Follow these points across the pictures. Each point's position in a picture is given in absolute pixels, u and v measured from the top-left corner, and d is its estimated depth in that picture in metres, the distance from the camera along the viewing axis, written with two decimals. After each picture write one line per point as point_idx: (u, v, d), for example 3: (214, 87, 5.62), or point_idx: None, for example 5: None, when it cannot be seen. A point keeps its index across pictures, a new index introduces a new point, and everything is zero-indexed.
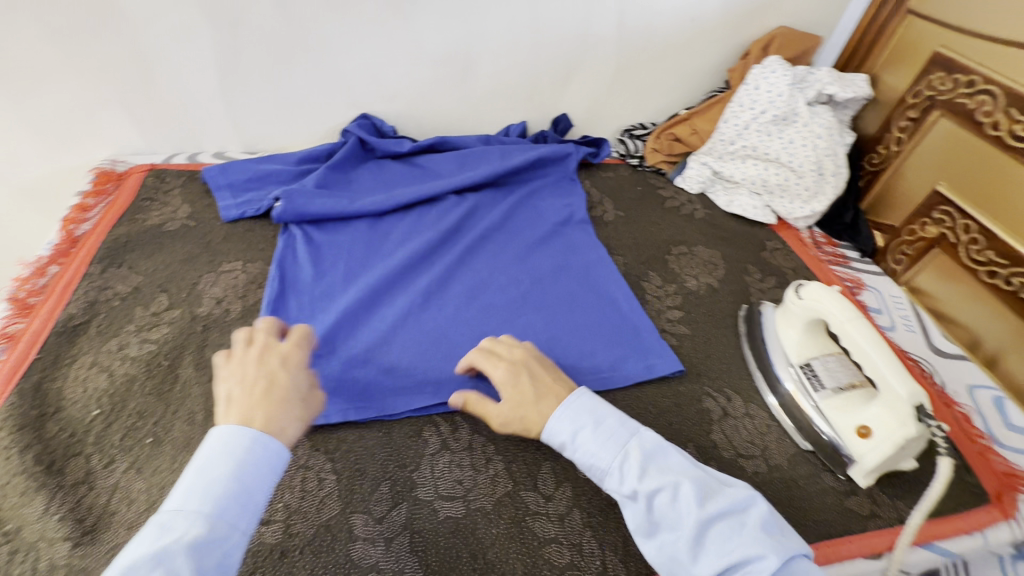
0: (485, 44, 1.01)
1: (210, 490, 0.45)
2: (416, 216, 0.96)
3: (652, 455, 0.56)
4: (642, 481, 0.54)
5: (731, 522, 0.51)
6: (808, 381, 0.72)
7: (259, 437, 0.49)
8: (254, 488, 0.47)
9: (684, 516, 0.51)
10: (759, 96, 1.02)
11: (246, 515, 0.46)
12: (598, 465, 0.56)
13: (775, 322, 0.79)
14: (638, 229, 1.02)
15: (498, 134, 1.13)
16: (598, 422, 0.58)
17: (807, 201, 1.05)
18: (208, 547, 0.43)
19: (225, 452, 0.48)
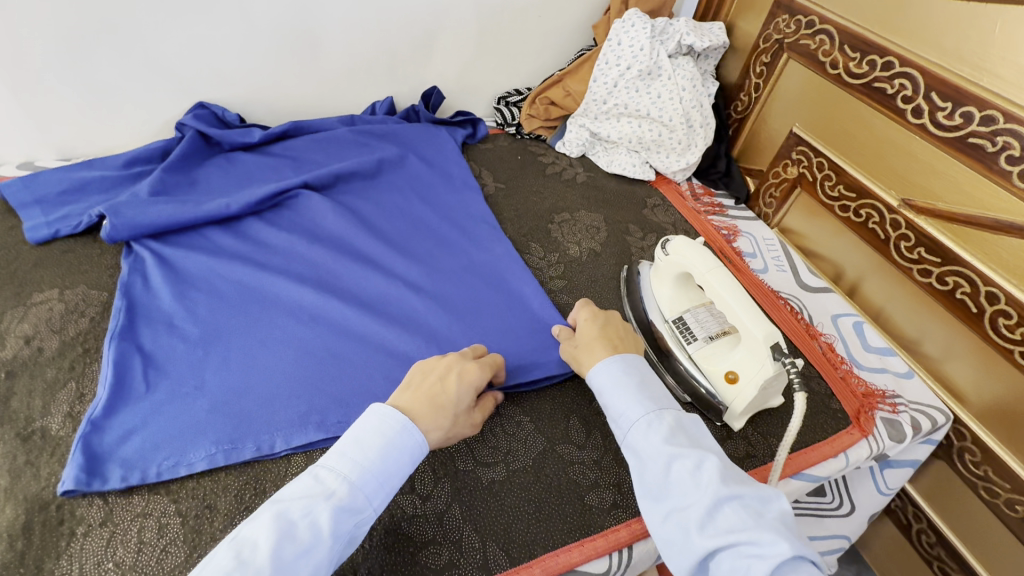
0: (325, 13, 0.91)
1: (367, 464, 0.52)
2: (279, 214, 0.87)
3: (688, 425, 0.58)
4: (667, 448, 0.54)
5: (752, 505, 0.50)
6: (680, 334, 0.72)
7: (407, 426, 0.54)
8: (395, 469, 0.53)
9: (701, 484, 0.51)
10: (623, 52, 1.00)
11: (381, 493, 0.52)
12: (628, 415, 0.59)
13: (649, 282, 0.79)
14: (520, 200, 0.99)
15: (362, 114, 1.04)
16: (644, 382, 0.61)
17: (682, 154, 1.06)
18: (347, 514, 0.49)
19: (379, 431, 0.54)
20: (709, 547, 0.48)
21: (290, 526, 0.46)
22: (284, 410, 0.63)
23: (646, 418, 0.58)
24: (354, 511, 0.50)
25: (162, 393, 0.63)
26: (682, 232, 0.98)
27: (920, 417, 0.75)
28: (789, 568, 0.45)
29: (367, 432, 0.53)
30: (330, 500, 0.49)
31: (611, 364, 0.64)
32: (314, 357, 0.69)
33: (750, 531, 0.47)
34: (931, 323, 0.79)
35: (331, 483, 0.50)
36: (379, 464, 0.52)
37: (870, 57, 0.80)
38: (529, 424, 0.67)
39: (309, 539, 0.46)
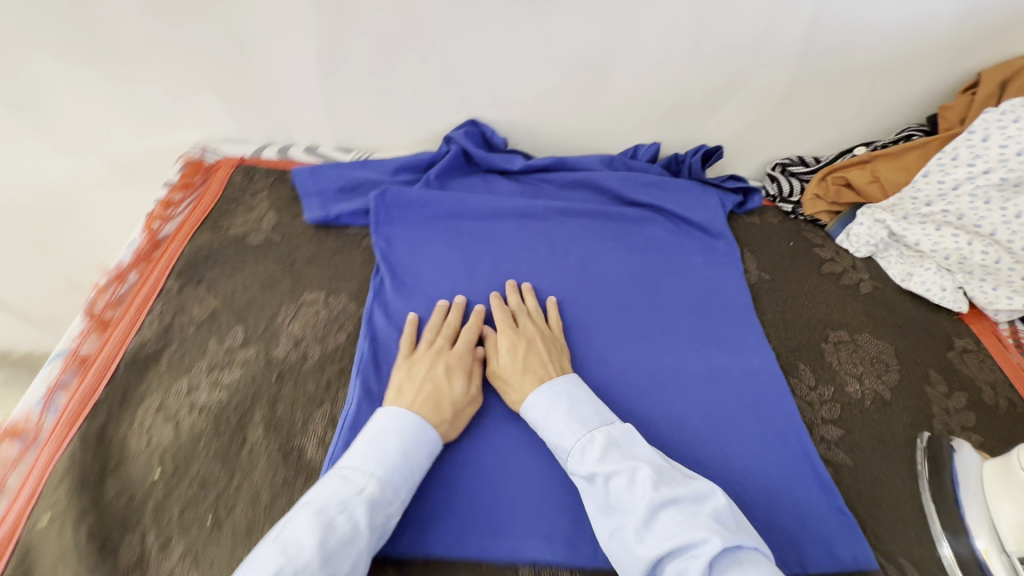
0: (630, 48, 0.82)
1: (388, 459, 0.54)
2: (524, 259, 0.82)
3: (619, 440, 0.56)
4: (601, 463, 0.53)
5: (683, 512, 0.49)
6: None
7: (419, 423, 0.58)
8: (417, 458, 0.56)
9: (637, 498, 0.50)
10: (985, 151, 0.77)
11: (405, 486, 0.54)
12: (563, 446, 0.57)
13: (983, 471, 0.59)
14: (784, 300, 0.83)
15: (623, 155, 0.95)
16: (574, 405, 0.60)
17: (1019, 291, 0.80)
18: (378, 507, 0.51)
19: (384, 431, 0.56)
20: (657, 559, 0.47)
21: (327, 517, 0.47)
22: (508, 513, 0.59)
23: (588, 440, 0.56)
24: (384, 504, 0.51)
25: None
26: (1003, 399, 0.74)
27: None
28: (726, 562, 0.46)
29: (388, 430, 0.56)
30: (362, 495, 0.50)
31: (553, 387, 0.62)
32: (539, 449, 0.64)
33: (688, 533, 0.47)
34: None
35: (361, 479, 0.51)
36: (400, 459, 0.54)
37: None
38: None
39: (348, 532, 0.47)
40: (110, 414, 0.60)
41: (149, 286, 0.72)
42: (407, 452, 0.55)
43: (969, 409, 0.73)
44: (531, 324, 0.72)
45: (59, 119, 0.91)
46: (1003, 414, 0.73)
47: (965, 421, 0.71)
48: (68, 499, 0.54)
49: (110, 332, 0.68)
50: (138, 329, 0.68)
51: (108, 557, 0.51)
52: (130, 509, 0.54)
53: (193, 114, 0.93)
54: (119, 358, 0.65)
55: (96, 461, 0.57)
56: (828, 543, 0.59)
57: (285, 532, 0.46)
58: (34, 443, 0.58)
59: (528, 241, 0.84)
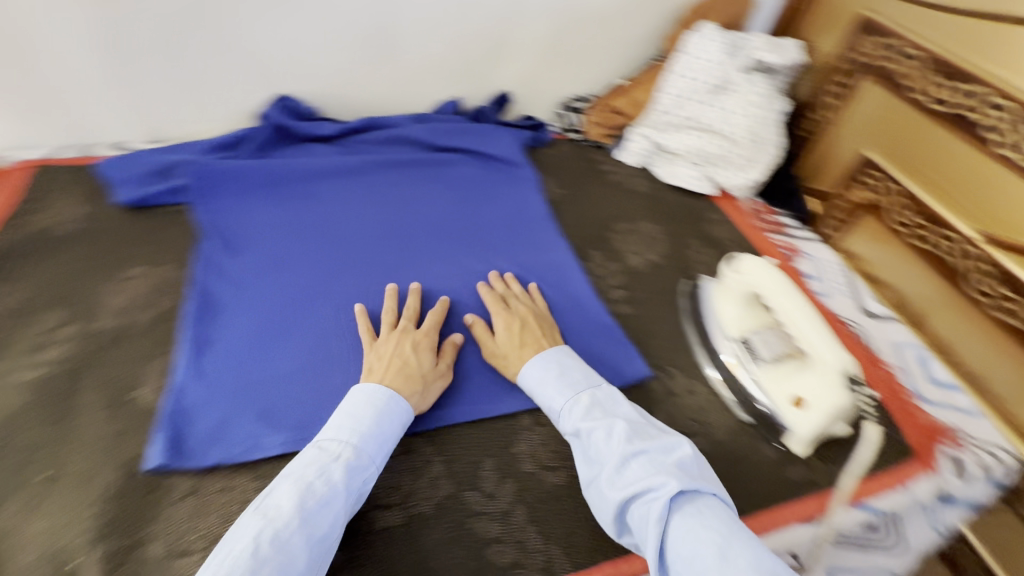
0: (406, 12, 0.94)
1: (361, 427, 0.58)
2: (349, 207, 0.90)
3: (602, 400, 0.65)
4: (587, 425, 0.61)
5: (660, 459, 0.57)
6: (746, 353, 0.73)
7: (393, 395, 0.61)
8: (388, 429, 0.59)
9: (618, 453, 0.58)
10: (695, 65, 1.00)
11: (380, 451, 0.58)
12: (324, 451, 0.55)
13: (712, 298, 0.81)
14: (579, 207, 1.00)
15: (431, 113, 1.07)
16: (353, 411, 0.59)
17: (745, 169, 1.05)
18: (355, 471, 0.55)
19: (368, 402, 0.60)
20: (624, 502, 0.55)
21: (308, 481, 0.52)
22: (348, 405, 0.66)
23: (570, 404, 0.64)
24: (360, 468, 0.55)
25: (226, 381, 0.66)
26: (741, 250, 0.98)
27: (984, 456, 0.74)
28: (681, 501, 0.54)
29: (361, 402, 0.60)
30: (337, 460, 0.54)
31: (538, 362, 0.69)
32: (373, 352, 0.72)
33: (649, 478, 0.55)
34: (999, 359, 0.78)
35: (337, 446, 0.56)
36: (374, 426, 0.58)
37: (958, 86, 0.79)
38: None
39: (326, 491, 0.52)
40: None
41: None
42: (381, 421, 0.59)
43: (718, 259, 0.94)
44: (522, 301, 0.78)
45: None
46: None
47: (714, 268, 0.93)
48: None
49: None
50: None
51: None
52: None
53: None
54: None
55: None
56: (616, 368, 0.74)
57: (270, 501, 0.51)
58: None
59: (351, 192, 0.92)
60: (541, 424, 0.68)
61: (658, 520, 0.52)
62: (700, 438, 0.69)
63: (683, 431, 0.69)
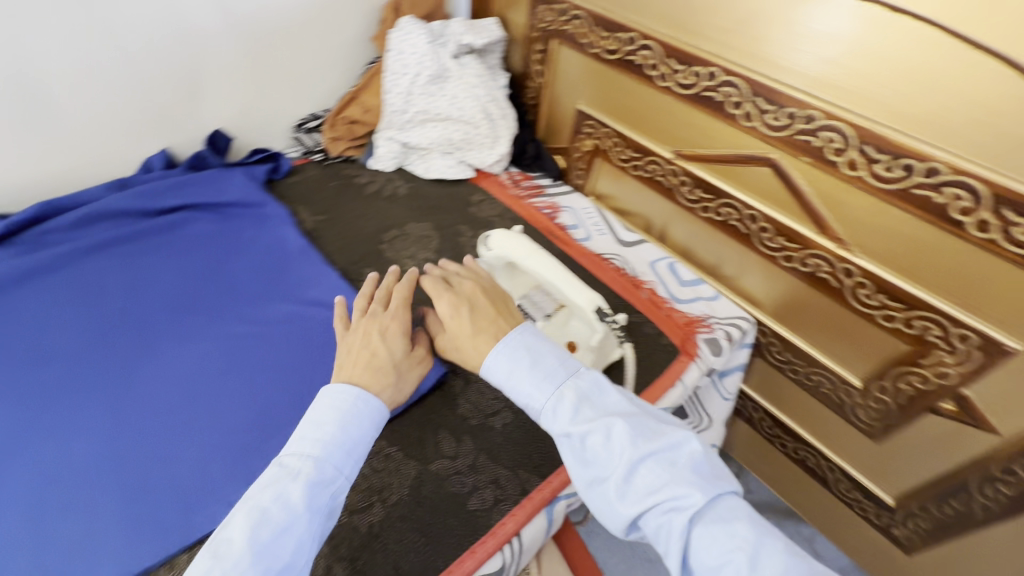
0: (45, 68, 0.78)
1: (326, 436, 0.51)
2: (49, 315, 0.74)
3: (590, 393, 0.55)
4: (583, 428, 0.52)
5: (666, 463, 0.50)
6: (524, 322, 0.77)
7: (360, 395, 0.54)
8: (356, 436, 0.52)
9: (620, 458, 0.50)
10: (407, 61, 1.01)
11: (348, 461, 0.51)
12: (273, 473, 0.49)
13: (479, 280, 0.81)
14: (341, 228, 0.95)
15: (137, 174, 0.92)
16: (318, 425, 0.51)
17: (492, 146, 1.10)
18: (320, 486, 0.48)
19: (333, 407, 0.53)
20: (638, 515, 0.49)
21: (262, 508, 0.45)
22: (104, 550, 0.56)
23: (562, 401, 0.54)
24: (325, 484, 0.48)
25: None
26: (508, 222, 1.03)
27: (730, 328, 0.89)
28: (705, 511, 0.48)
29: (324, 410, 0.52)
30: (297, 479, 0.48)
31: (511, 348, 0.58)
32: (123, 474, 0.61)
33: (670, 487, 0.48)
34: (721, 246, 0.95)
35: (296, 463, 0.49)
36: (339, 435, 0.51)
37: (617, 35, 0.91)
38: (398, 451, 0.66)
39: (285, 518, 0.46)
40: None
41: None
42: (346, 429, 0.51)
43: None
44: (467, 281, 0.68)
45: None
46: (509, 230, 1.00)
47: None
48: None
49: None
50: None
51: None
52: None
53: None
54: None
55: None
56: None
57: (223, 535, 0.45)
58: None
59: (47, 297, 0.76)
60: None
61: (681, 531, 0.47)
62: (504, 414, 0.71)
63: (487, 414, 0.70)
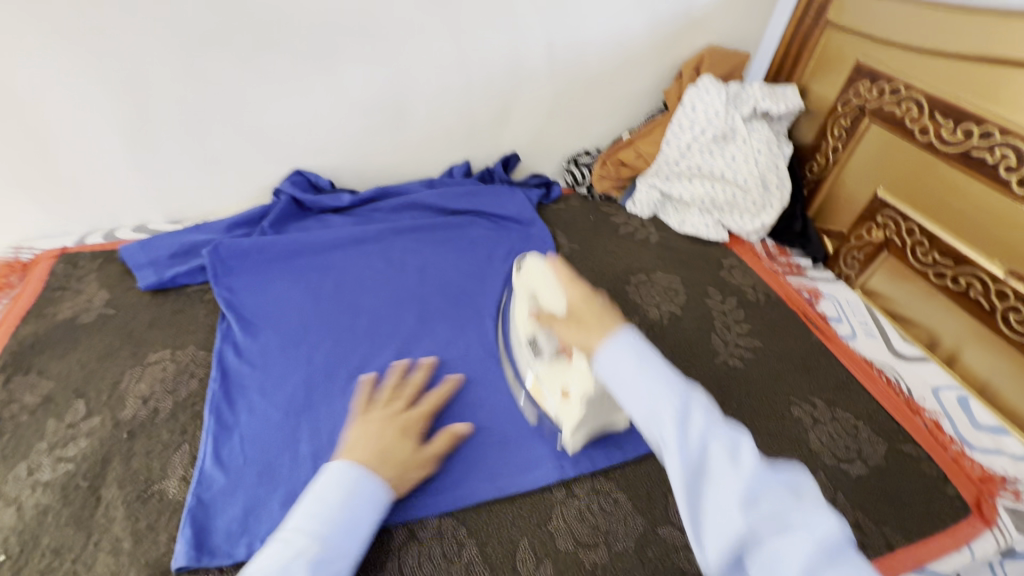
0: (413, 84, 0.97)
1: (328, 516, 0.51)
2: (364, 275, 0.91)
3: (657, 381, 0.50)
4: (705, 427, 0.47)
5: (791, 490, 0.44)
6: (533, 353, 0.71)
7: (354, 488, 0.54)
8: (361, 516, 0.53)
9: (738, 466, 0.44)
10: (697, 117, 1.02)
11: (353, 539, 0.52)
12: (300, 541, 0.49)
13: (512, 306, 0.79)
14: (594, 262, 1.00)
15: (441, 176, 1.09)
16: (325, 501, 0.52)
17: (756, 214, 1.05)
18: (322, 564, 0.49)
19: (336, 484, 0.54)
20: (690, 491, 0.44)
21: None
22: None
23: (678, 399, 0.48)
24: (327, 561, 0.49)
25: (254, 467, 0.65)
26: (762, 294, 0.96)
27: None
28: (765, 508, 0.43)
29: (323, 487, 0.53)
30: (304, 556, 0.48)
31: (615, 342, 0.53)
32: None
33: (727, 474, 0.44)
34: None
35: (300, 540, 0.49)
36: (344, 514, 0.52)
37: (966, 126, 0.79)
38: (626, 501, 0.65)
39: None
40: None
41: None
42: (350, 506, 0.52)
43: (738, 307, 0.93)
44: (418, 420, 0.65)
45: None
46: (762, 305, 0.94)
47: (736, 318, 0.91)
48: None
49: None
50: None
51: None
52: None
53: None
54: None
55: None
56: None
57: None
58: None
59: (365, 260, 0.94)
60: (575, 495, 0.66)
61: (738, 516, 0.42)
62: None
63: None
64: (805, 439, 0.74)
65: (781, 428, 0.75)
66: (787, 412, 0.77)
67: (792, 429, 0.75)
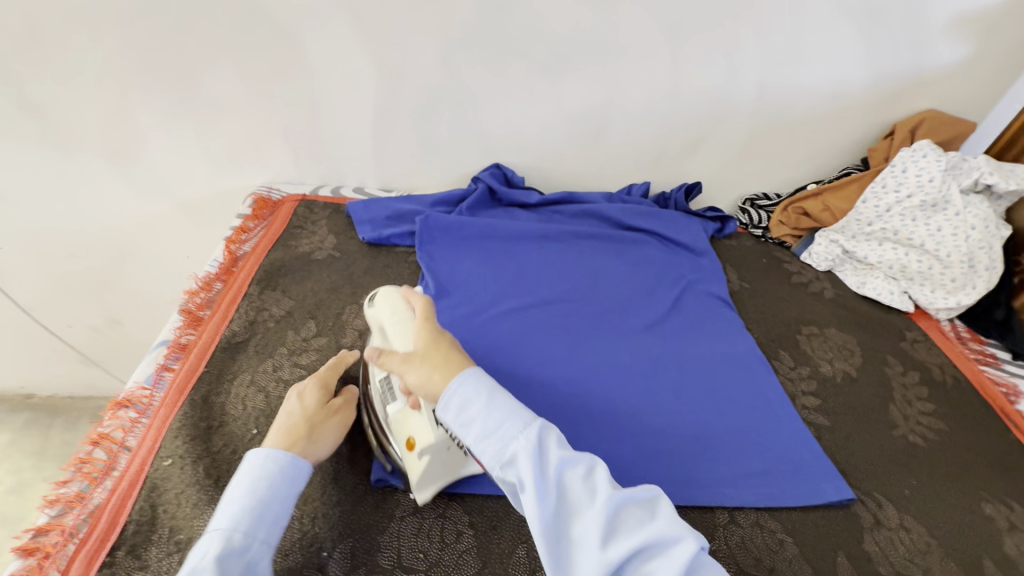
0: (621, 104, 1.03)
1: (232, 499, 0.52)
2: (544, 268, 0.98)
3: (520, 433, 0.47)
4: (558, 459, 0.46)
5: (644, 508, 0.44)
6: (385, 395, 0.65)
7: (253, 478, 0.54)
8: (268, 497, 0.54)
9: (596, 496, 0.44)
10: (906, 180, 0.98)
11: (264, 524, 0.52)
12: (218, 546, 0.49)
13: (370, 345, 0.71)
14: (763, 303, 0.99)
15: (620, 193, 1.15)
16: (231, 489, 0.54)
17: (952, 292, 0.98)
18: (230, 553, 0.49)
19: (242, 473, 0.55)
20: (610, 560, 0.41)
21: None
22: None
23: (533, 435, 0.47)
24: (238, 550, 0.49)
25: None
26: (950, 376, 0.90)
27: None
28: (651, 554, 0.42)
29: (238, 473, 0.55)
30: (209, 552, 0.48)
31: (463, 381, 0.51)
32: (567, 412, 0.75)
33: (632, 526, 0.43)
34: None
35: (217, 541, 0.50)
36: (250, 498, 0.53)
37: None
38: (792, 545, 0.65)
39: None
40: (210, 387, 0.72)
41: (235, 290, 0.86)
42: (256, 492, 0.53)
43: (922, 384, 0.87)
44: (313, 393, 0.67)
45: (146, 165, 1.08)
46: (950, 387, 0.87)
47: (919, 394, 0.85)
48: (185, 449, 0.65)
49: (204, 326, 0.80)
50: (228, 323, 0.81)
51: (222, 491, 0.61)
52: (235, 457, 0.65)
53: (264, 163, 1.11)
54: (215, 344, 0.78)
55: (202, 421, 0.68)
56: (819, 482, 0.71)
57: None
58: (146, 410, 0.69)
59: (546, 256, 1.01)
60: (737, 523, 0.66)
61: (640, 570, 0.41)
62: None
63: (900, 571, 0.63)
64: (999, 541, 0.67)
65: (969, 521, 0.69)
66: (977, 507, 0.71)
67: (983, 527, 0.69)
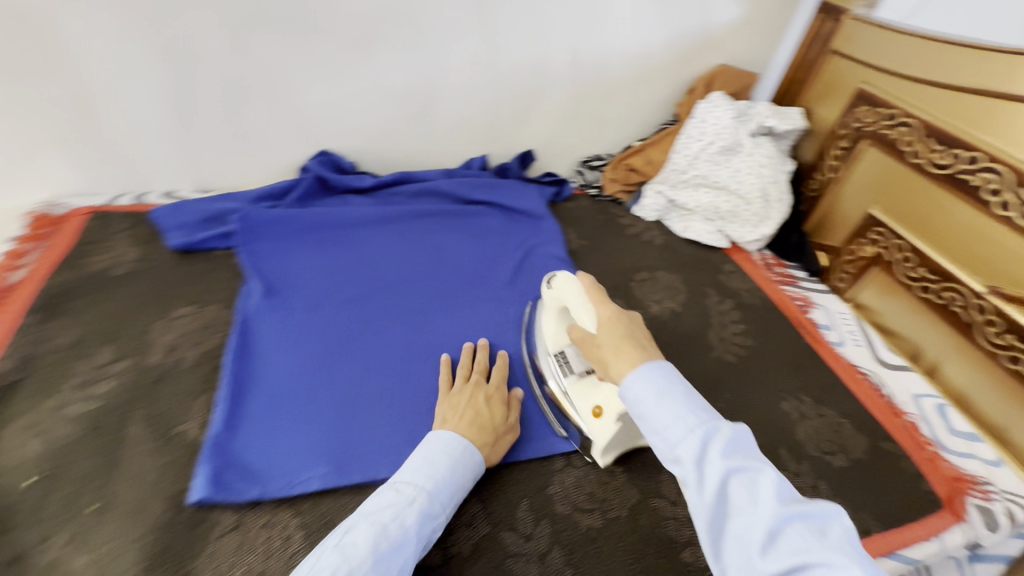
0: (443, 78, 1.02)
1: (435, 473, 0.59)
2: (383, 251, 0.96)
3: (717, 440, 0.48)
4: (725, 462, 0.46)
5: (748, 485, 0.45)
6: (560, 367, 0.72)
7: (467, 447, 0.62)
8: (462, 478, 0.60)
9: (760, 507, 0.44)
10: (706, 129, 1.08)
11: (451, 494, 0.59)
12: (404, 500, 0.55)
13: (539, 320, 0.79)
14: (601, 258, 1.05)
15: (460, 168, 1.15)
16: (429, 457, 0.60)
17: (756, 225, 1.10)
18: (427, 518, 0.55)
19: (437, 447, 0.61)
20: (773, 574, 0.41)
21: (383, 524, 0.52)
22: (386, 443, 0.68)
23: (696, 434, 0.48)
24: (431, 516, 0.56)
25: (272, 416, 0.68)
26: (757, 298, 1.02)
27: (1015, 507, 0.73)
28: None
29: (435, 447, 0.61)
30: (413, 505, 0.55)
31: (647, 373, 0.55)
32: (407, 392, 0.74)
33: (806, 552, 0.40)
34: (1017, 413, 0.79)
35: (411, 490, 0.56)
36: (445, 471, 0.59)
37: (956, 151, 0.85)
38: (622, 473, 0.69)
39: (399, 536, 0.52)
40: None
41: (3, 325, 0.73)
42: (459, 463, 0.60)
43: (736, 308, 0.98)
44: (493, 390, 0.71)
45: None
46: (758, 308, 0.99)
47: (733, 317, 0.96)
48: None
49: None
50: None
51: None
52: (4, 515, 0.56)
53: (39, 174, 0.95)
54: None
55: None
56: None
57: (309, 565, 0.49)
58: None
59: (384, 239, 0.98)
60: (573, 465, 0.70)
61: None
62: None
63: None
64: (793, 431, 0.78)
65: (771, 419, 0.79)
66: (777, 406, 0.81)
67: (782, 421, 0.79)
